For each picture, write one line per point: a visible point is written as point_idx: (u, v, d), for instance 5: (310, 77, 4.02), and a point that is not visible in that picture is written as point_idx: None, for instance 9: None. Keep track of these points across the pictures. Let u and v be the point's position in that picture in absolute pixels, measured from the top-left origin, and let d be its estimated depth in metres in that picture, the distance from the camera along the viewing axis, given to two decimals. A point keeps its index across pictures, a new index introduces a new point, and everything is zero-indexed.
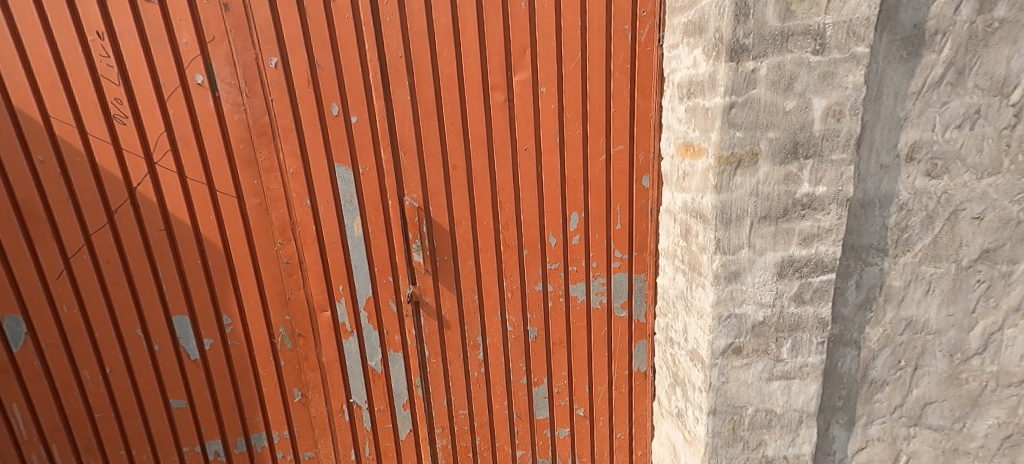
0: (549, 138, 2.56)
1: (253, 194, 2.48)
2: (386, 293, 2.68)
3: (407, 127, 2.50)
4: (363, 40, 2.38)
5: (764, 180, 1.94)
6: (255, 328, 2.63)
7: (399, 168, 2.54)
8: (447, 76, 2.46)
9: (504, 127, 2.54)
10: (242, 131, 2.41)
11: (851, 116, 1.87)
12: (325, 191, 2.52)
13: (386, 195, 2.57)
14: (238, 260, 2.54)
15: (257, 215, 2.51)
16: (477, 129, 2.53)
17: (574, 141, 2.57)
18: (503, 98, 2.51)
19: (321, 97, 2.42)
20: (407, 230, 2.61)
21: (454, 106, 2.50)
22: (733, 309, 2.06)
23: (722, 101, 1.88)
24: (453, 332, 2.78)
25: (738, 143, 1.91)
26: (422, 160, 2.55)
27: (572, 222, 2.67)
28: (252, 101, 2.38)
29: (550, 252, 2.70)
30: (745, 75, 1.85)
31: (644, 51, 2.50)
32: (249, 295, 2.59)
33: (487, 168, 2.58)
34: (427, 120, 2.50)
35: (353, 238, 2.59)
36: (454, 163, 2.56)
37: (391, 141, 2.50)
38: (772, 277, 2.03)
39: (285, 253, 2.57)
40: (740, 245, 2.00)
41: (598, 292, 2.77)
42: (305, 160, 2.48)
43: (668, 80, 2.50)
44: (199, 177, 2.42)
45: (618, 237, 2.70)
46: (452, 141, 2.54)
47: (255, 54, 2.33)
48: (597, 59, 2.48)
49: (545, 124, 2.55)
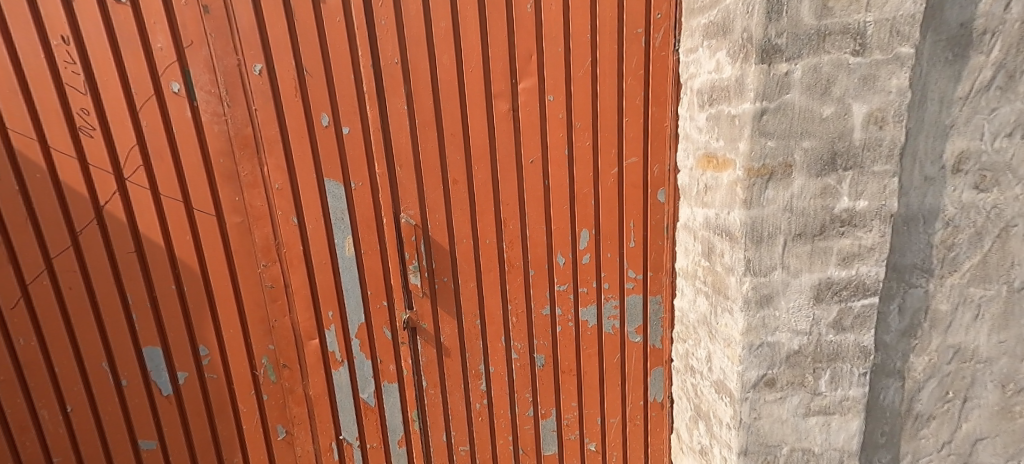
0: (556, 150, 2.38)
1: (234, 212, 2.27)
2: (380, 318, 2.47)
3: (404, 138, 2.31)
4: (356, 45, 2.21)
5: (798, 194, 1.76)
6: (235, 359, 2.40)
7: (394, 182, 2.35)
8: (447, 84, 2.28)
9: (508, 138, 2.36)
10: (222, 143, 2.20)
11: (894, 123, 1.70)
12: (314, 208, 2.32)
13: (381, 212, 2.38)
14: (216, 285, 2.32)
15: (238, 234, 2.29)
16: (479, 140, 2.35)
17: (583, 153, 2.39)
18: (507, 107, 2.33)
19: (310, 107, 2.23)
20: (403, 250, 2.42)
21: (454, 116, 2.32)
22: (766, 337, 1.86)
23: (752, 107, 1.71)
24: (453, 360, 2.56)
25: (769, 154, 1.73)
26: (420, 174, 2.36)
27: (582, 240, 2.48)
28: (233, 111, 2.18)
29: (558, 273, 2.51)
30: (778, 78, 1.68)
31: (659, 57, 2.33)
32: (229, 322, 2.36)
33: (490, 183, 2.39)
34: (425, 131, 2.32)
35: (344, 259, 2.39)
36: (454, 177, 2.38)
37: (386, 154, 2.32)
38: (809, 301, 1.83)
39: (269, 275, 2.35)
40: (772, 266, 1.82)
41: (610, 316, 2.56)
42: (292, 175, 2.28)
43: (685, 87, 2.32)
44: (174, 195, 2.21)
45: (631, 255, 2.51)
46: (452, 153, 2.35)
47: (237, 60, 2.13)
48: (609, 66, 2.31)
49: (552, 136, 2.37)
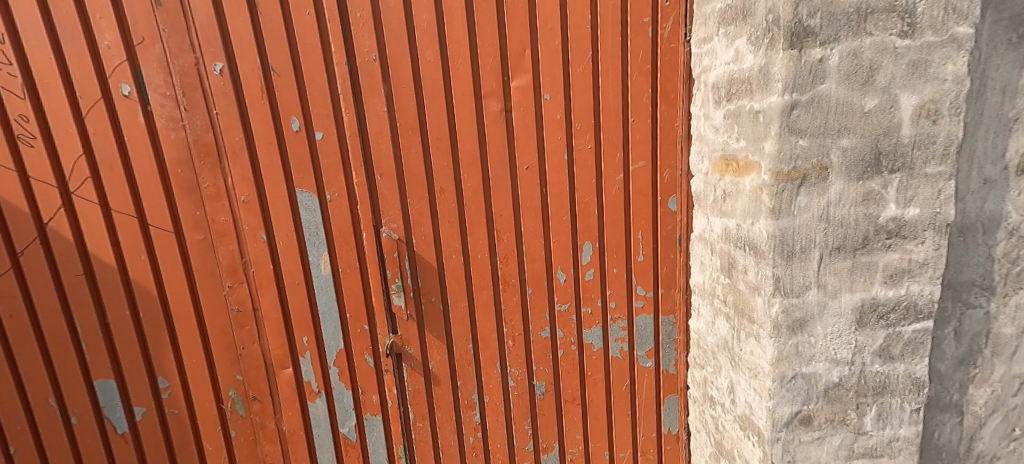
0: (554, 155, 2.14)
1: (195, 228, 2.03)
2: (360, 344, 2.22)
3: (384, 144, 2.07)
4: (329, 41, 1.98)
5: (836, 201, 1.50)
6: (199, 392, 2.15)
7: (375, 193, 2.11)
8: (431, 83, 2.05)
9: (500, 142, 2.12)
10: (181, 151, 1.97)
11: (949, 117, 1.45)
12: (284, 223, 2.08)
13: (360, 226, 2.14)
14: (176, 310, 2.07)
15: (200, 253, 2.05)
16: (468, 145, 2.11)
17: (584, 158, 2.14)
18: (499, 108, 2.09)
19: (278, 110, 2.00)
20: (386, 268, 2.17)
21: (440, 119, 2.08)
22: (799, 368, 1.61)
23: (780, 100, 1.46)
24: (443, 390, 2.30)
25: (801, 155, 1.48)
26: (403, 183, 2.12)
27: (584, 254, 2.23)
28: (191, 116, 1.95)
29: (558, 291, 2.26)
30: (811, 65, 1.43)
31: (668, 49, 2.09)
32: (191, 351, 2.11)
33: (481, 192, 2.15)
34: (408, 135, 2.08)
35: (319, 279, 2.15)
36: (441, 186, 2.14)
37: (364, 161, 2.08)
38: (850, 326, 1.58)
39: (235, 299, 2.11)
40: (806, 286, 1.56)
41: (617, 338, 2.30)
42: (260, 186, 2.04)
43: (697, 82, 2.07)
44: (127, 210, 1.97)
45: (640, 271, 2.25)
46: (439, 160, 2.11)
47: (195, 58, 1.91)
48: (611, 60, 2.07)
49: (549, 139, 2.13)
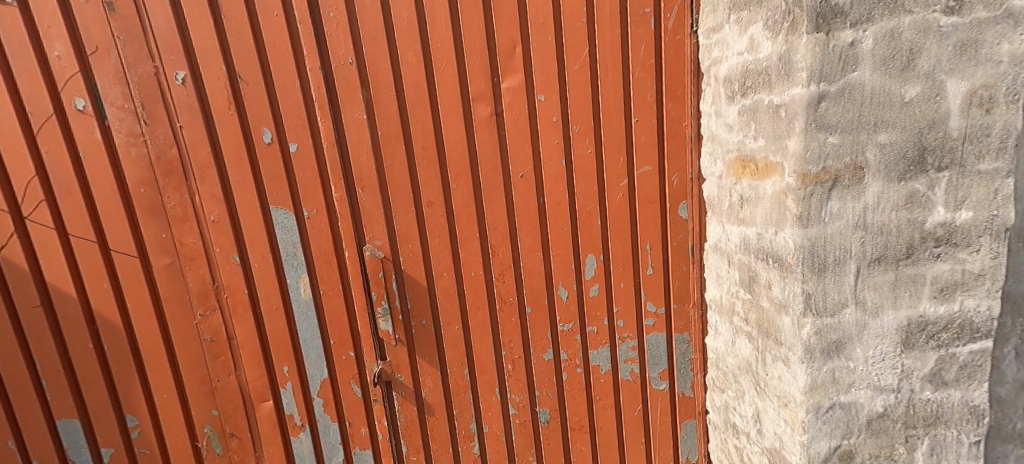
0: (551, 161, 1.96)
1: (161, 252, 1.86)
2: (346, 373, 2.04)
3: (365, 155, 1.90)
4: (301, 44, 1.81)
5: (875, 205, 1.31)
6: (172, 430, 1.97)
7: (356, 208, 1.94)
8: (413, 87, 1.88)
9: (491, 149, 1.94)
10: (142, 169, 1.81)
11: (1005, 105, 1.25)
12: (259, 244, 1.91)
13: (341, 245, 1.96)
14: (144, 341, 1.90)
15: (167, 279, 1.88)
16: (457, 153, 1.93)
17: (585, 164, 1.96)
18: (489, 112, 1.91)
19: (248, 121, 1.83)
20: (371, 289, 1.99)
21: (425, 125, 1.90)
22: (837, 397, 1.43)
23: (806, 92, 1.26)
24: (438, 420, 2.11)
25: (832, 153, 1.29)
26: (386, 196, 1.94)
27: (588, 268, 2.04)
28: (152, 130, 1.79)
29: (560, 310, 2.07)
30: (841, 50, 1.24)
31: (673, 42, 1.88)
32: (162, 386, 1.94)
33: (473, 204, 1.97)
34: (391, 144, 1.90)
35: (299, 303, 1.97)
36: (429, 199, 1.96)
37: (345, 174, 1.91)
38: (894, 348, 1.39)
39: (207, 328, 1.93)
40: (842, 303, 1.38)
41: (626, 359, 2.10)
42: (230, 204, 1.87)
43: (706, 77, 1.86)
44: (86, 235, 1.80)
45: (650, 285, 2.05)
46: (425, 170, 1.94)
47: (154, 67, 1.75)
48: (611, 55, 1.88)
49: (545, 144, 1.94)
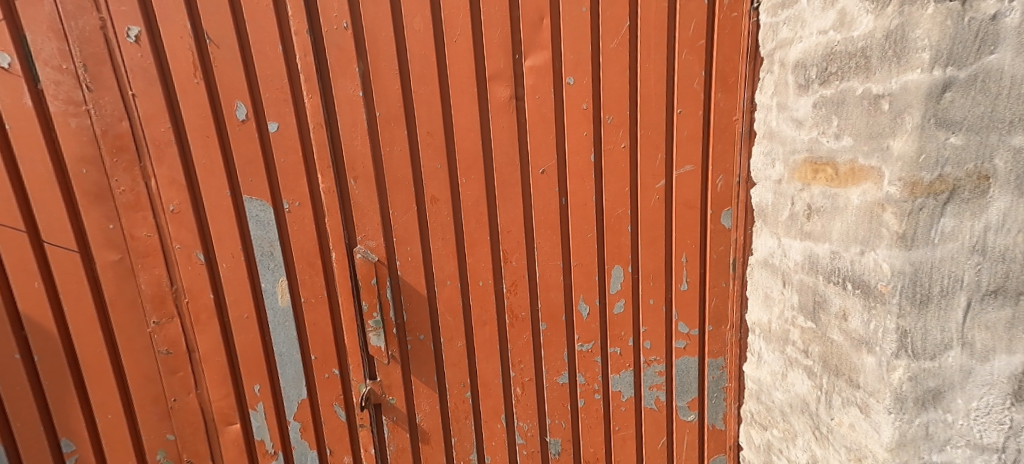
0: (578, 156, 1.68)
1: (107, 247, 1.53)
2: (328, 394, 1.74)
3: (360, 139, 1.60)
4: (286, 2, 1.51)
5: (999, 224, 1.08)
6: (117, 458, 1.65)
7: (348, 202, 1.64)
8: (420, 61, 1.58)
9: (509, 139, 1.66)
10: (85, 145, 1.48)
11: None
12: (228, 240, 1.59)
13: (327, 245, 1.66)
14: (84, 353, 1.57)
15: (114, 280, 1.56)
16: (468, 142, 1.65)
17: (616, 161, 1.69)
18: (508, 94, 1.63)
19: (218, 93, 1.52)
20: (361, 297, 1.70)
21: (432, 107, 1.61)
22: (929, 455, 1.18)
23: (930, 77, 1.04)
24: (433, 449, 1.83)
25: (953, 158, 1.06)
26: (384, 190, 1.65)
27: (613, 281, 1.78)
28: (98, 98, 1.47)
29: (579, 327, 1.81)
30: (981, 26, 1.01)
31: (728, 20, 1.59)
32: (105, 406, 1.62)
33: (485, 202, 1.69)
34: (391, 128, 1.61)
35: (275, 312, 1.67)
36: (433, 194, 1.67)
37: (335, 162, 1.61)
38: (1004, 400, 1.14)
39: (163, 338, 1.61)
40: (946, 343, 1.13)
41: (652, 385, 1.84)
42: (195, 192, 1.56)
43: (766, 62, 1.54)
44: (12, 222, 1.47)
45: (683, 302, 1.79)
46: (430, 160, 1.64)
47: (100, 19, 1.43)
48: (655, 34, 1.59)
49: (571, 135, 1.66)
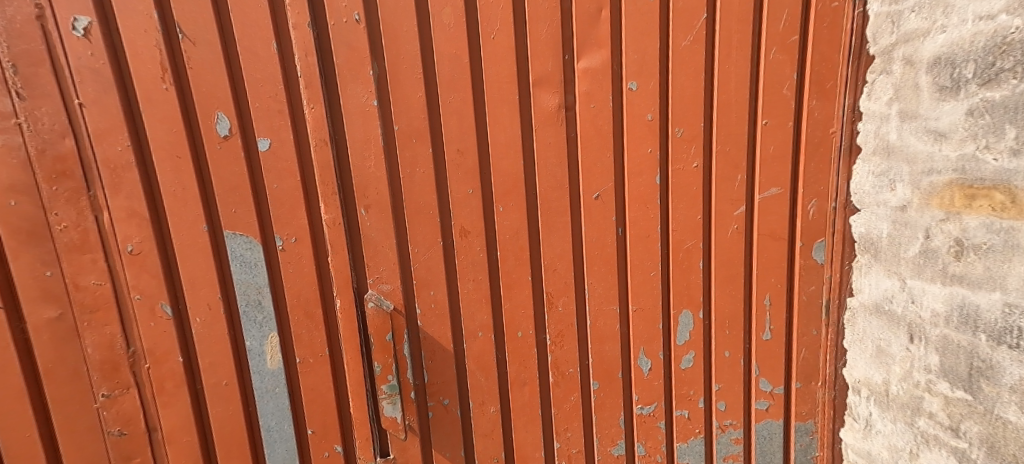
0: (640, 177, 1.37)
1: (42, 300, 1.19)
2: None
3: (373, 159, 1.29)
4: None
5: None
6: None
7: (356, 237, 1.32)
8: (450, 62, 1.28)
9: (556, 157, 1.35)
10: (13, 169, 1.14)
11: None
12: (202, 288, 1.25)
13: (331, 291, 1.33)
14: (9, 438, 1.21)
15: (52, 342, 1.20)
16: (507, 162, 1.34)
17: (686, 183, 1.38)
18: (556, 103, 1.33)
19: (192, 102, 1.19)
20: (372, 355, 1.36)
21: (463, 120, 1.31)
22: None
23: None
24: None
25: None
26: (402, 221, 1.33)
27: (681, 329, 1.45)
28: (32, 107, 1.13)
29: (639, 386, 1.48)
30: None
31: (828, 9, 1.29)
32: None
33: (526, 234, 1.37)
34: (413, 145, 1.30)
35: (261, 377, 1.31)
36: (462, 226, 1.35)
37: (341, 187, 1.30)
38: None
39: (116, 414, 1.26)
40: None
41: (727, 456, 1.51)
42: (160, 227, 1.22)
43: (882, 58, 1.25)
44: None
45: (765, 354, 1.47)
46: (460, 183, 1.33)
47: (36, 6, 1.10)
48: (738, 27, 1.30)
49: (633, 152, 1.36)
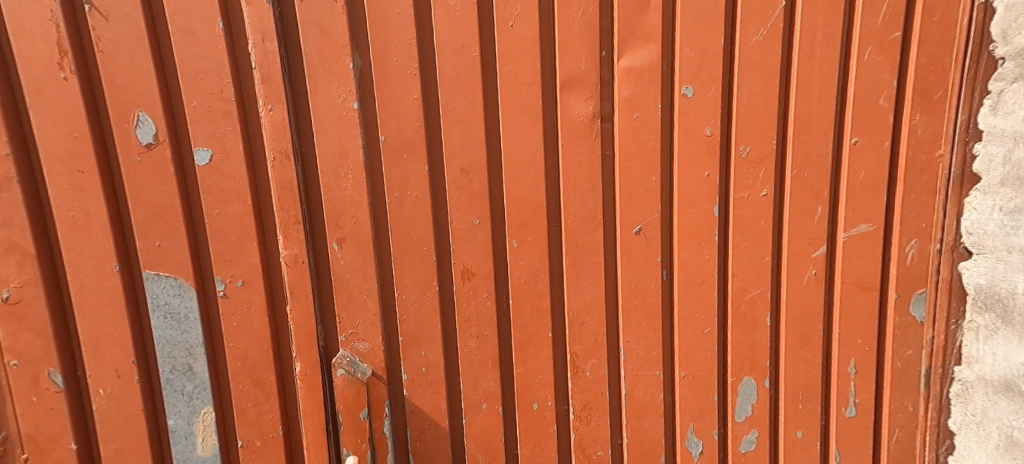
0: (694, 207, 1.08)
1: None
2: None
3: (352, 178, 0.99)
4: None
5: None
6: None
7: (326, 280, 1.02)
8: (455, 55, 0.99)
9: (588, 180, 1.06)
10: None
11: None
12: (106, 349, 0.93)
13: (290, 351, 1.01)
14: None
15: None
16: (522, 187, 1.05)
17: (752, 216, 1.09)
18: (589, 113, 1.05)
19: (103, 96, 0.88)
20: (343, 438, 1.03)
21: (470, 131, 1.02)
22: None
23: None
24: None
25: None
26: (387, 259, 1.04)
27: (739, 405, 1.15)
28: None
29: None
30: None
31: None
32: None
33: (547, 278, 1.09)
34: (404, 162, 1.01)
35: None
36: (466, 266, 1.06)
37: (307, 214, 0.99)
38: None
39: None
40: None
41: None
42: (52, 266, 0.91)
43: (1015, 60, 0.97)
44: None
45: (846, 436, 1.15)
46: (463, 211, 1.04)
47: None
48: (824, 20, 1.02)
49: (685, 176, 1.07)
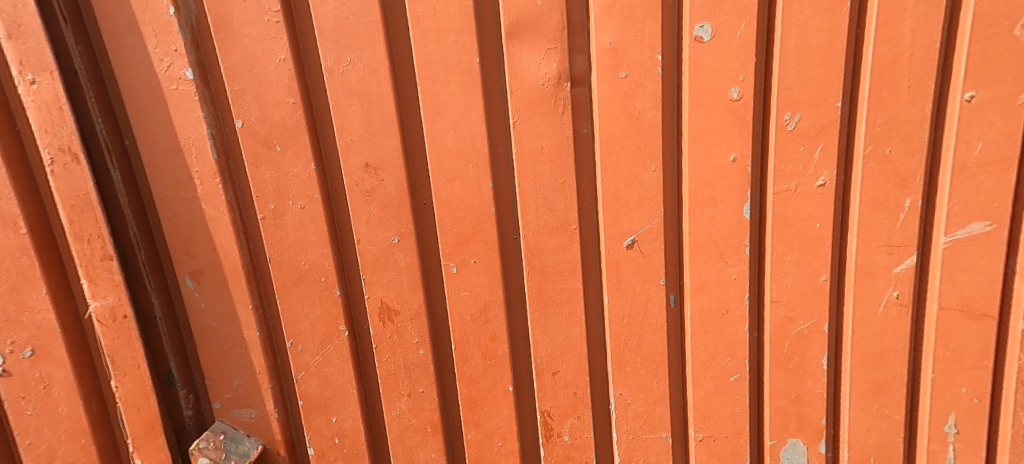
0: (715, 207, 0.73)
1: None
2: None
3: (202, 184, 0.70)
4: None
5: None
6: None
7: (187, 323, 0.76)
8: None
9: (553, 174, 0.72)
10: None
11: None
12: None
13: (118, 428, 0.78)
14: None
15: None
16: (458, 187, 0.72)
17: (801, 216, 0.73)
18: (551, 72, 0.69)
19: None
20: None
21: (373, 109, 0.69)
22: None
23: None
24: None
25: None
26: (269, 293, 0.75)
27: None
28: None
29: None
30: None
31: None
32: None
33: (501, 313, 0.77)
34: (277, 158, 0.70)
35: None
36: (383, 301, 0.75)
37: (146, 236, 0.74)
38: None
39: None
40: None
41: None
42: None
43: None
44: None
45: None
46: (374, 225, 0.73)
47: None
48: None
49: (698, 161, 0.72)
